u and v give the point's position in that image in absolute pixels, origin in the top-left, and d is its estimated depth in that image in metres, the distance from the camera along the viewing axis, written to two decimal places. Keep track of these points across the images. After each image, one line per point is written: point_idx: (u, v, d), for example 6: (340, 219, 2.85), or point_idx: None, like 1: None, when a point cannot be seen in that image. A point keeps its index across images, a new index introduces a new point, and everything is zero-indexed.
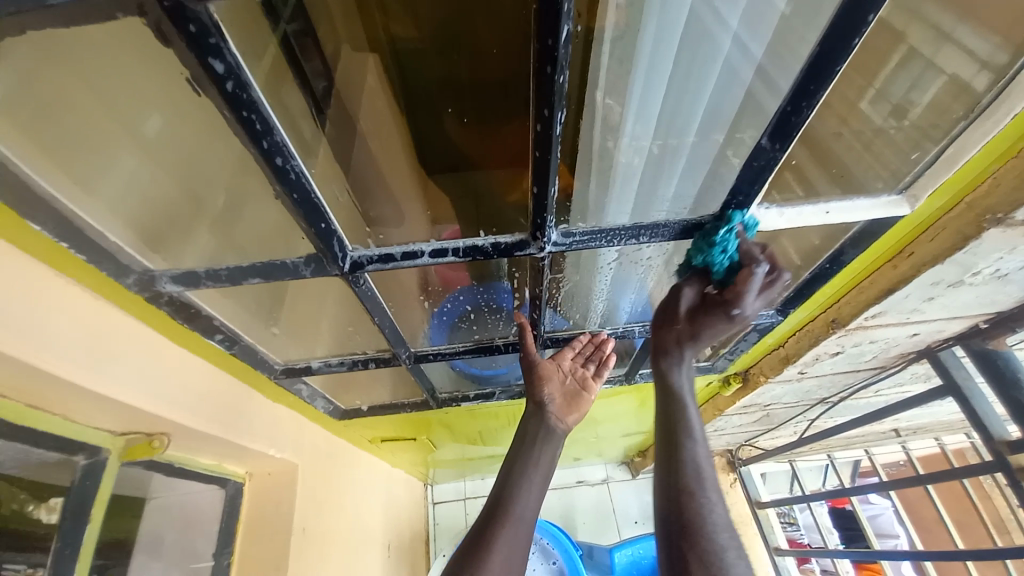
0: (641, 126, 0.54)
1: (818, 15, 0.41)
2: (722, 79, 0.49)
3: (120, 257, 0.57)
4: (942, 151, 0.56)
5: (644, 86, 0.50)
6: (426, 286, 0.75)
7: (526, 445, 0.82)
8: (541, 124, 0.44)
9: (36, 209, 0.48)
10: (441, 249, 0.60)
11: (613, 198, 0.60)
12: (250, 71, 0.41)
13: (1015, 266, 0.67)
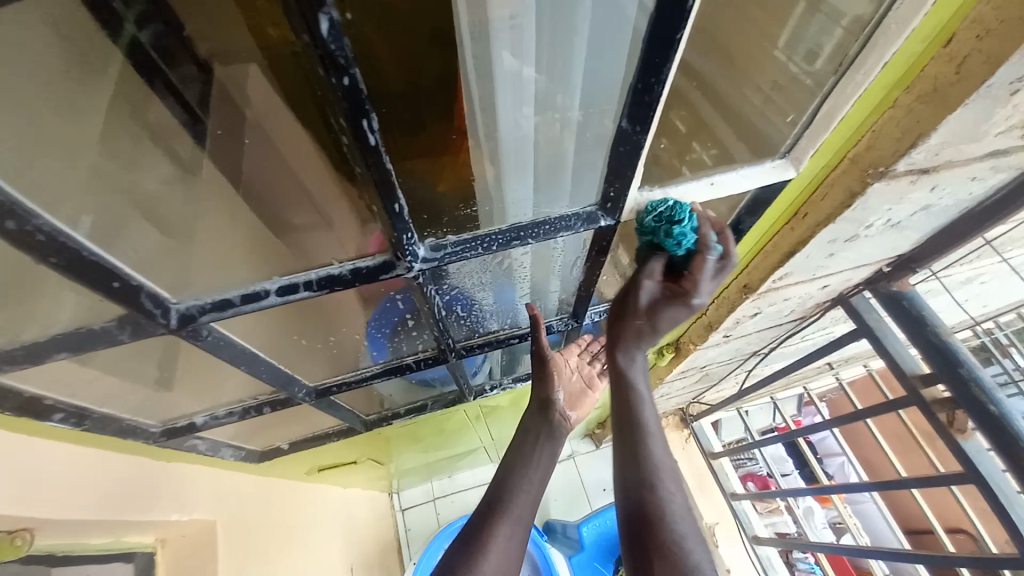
0: (523, 90, 0.41)
1: None
2: (605, 14, 0.36)
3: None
4: (817, 112, 0.52)
5: (512, 35, 0.37)
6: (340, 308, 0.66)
7: (523, 447, 0.88)
8: (348, 137, 0.35)
9: None
10: (288, 285, 0.51)
11: (512, 183, 0.50)
12: None
13: (906, 215, 0.67)
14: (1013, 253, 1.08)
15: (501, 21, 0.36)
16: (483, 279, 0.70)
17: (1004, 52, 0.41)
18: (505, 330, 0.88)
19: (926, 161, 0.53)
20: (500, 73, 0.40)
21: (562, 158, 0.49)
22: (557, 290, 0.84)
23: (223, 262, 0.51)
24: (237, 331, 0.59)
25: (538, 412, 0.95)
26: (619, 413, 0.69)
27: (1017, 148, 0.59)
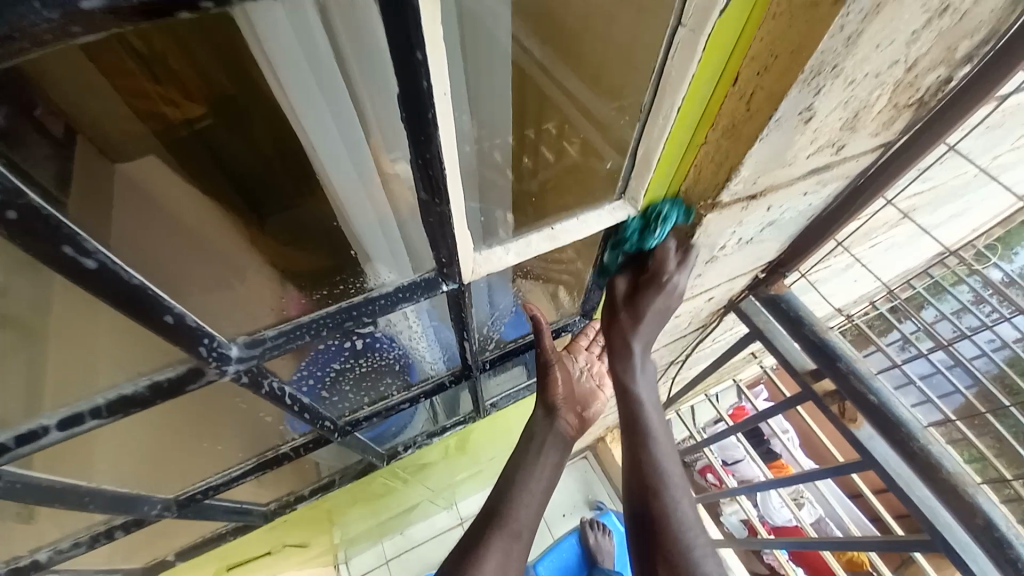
0: (355, 150, 0.43)
1: (381, 41, 0.31)
2: (383, 96, 0.37)
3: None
4: (634, 156, 0.53)
5: (327, 104, 0.39)
6: (179, 422, 0.60)
7: (529, 449, 0.82)
8: (58, 263, 0.31)
9: None
10: (71, 416, 0.44)
11: (377, 242, 0.52)
12: None
13: (755, 231, 0.69)
14: (871, 241, 1.19)
15: (310, 99, 0.38)
16: (354, 349, 0.65)
17: (780, 89, 0.42)
18: (409, 397, 0.83)
19: (748, 189, 0.55)
20: (308, 138, 0.41)
21: (409, 216, 0.48)
22: (444, 355, 0.81)
23: (86, 362, 0.43)
24: (36, 467, 0.50)
25: (548, 420, 0.86)
26: (632, 461, 0.73)
27: (836, 163, 0.63)
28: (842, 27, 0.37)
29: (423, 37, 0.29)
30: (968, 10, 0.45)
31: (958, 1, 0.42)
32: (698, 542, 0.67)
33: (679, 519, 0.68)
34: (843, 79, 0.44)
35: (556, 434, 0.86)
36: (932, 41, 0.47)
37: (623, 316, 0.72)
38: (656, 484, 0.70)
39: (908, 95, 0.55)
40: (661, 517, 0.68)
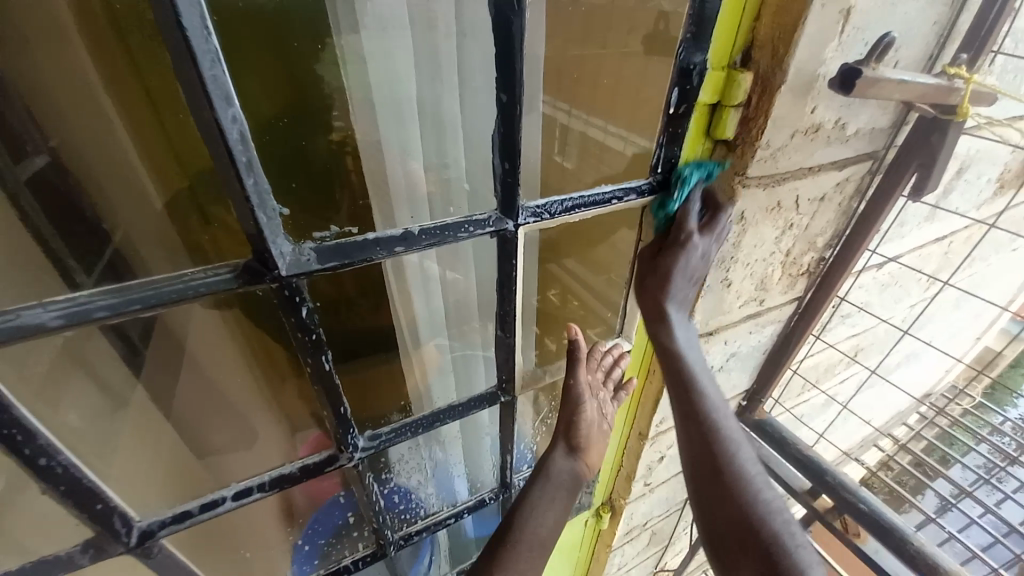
0: (434, 309, 0.74)
1: (490, 257, 0.64)
2: (479, 277, 0.69)
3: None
4: (624, 309, 0.82)
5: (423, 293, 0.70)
6: (281, 509, 0.80)
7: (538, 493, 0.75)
8: (311, 365, 0.56)
9: None
10: (244, 489, 0.62)
11: (436, 371, 0.80)
12: (18, 395, 0.46)
13: (723, 360, 0.94)
14: (835, 378, 1.42)
15: (411, 291, 0.69)
16: (412, 450, 0.90)
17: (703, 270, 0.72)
18: (455, 518, 0.96)
19: (704, 327, 0.82)
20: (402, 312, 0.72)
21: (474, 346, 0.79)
22: (474, 469, 1.02)
23: (137, 489, 0.61)
24: (179, 543, 0.66)
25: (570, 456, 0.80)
26: (692, 448, 0.68)
27: (766, 310, 0.92)
28: (727, 239, 0.68)
29: (516, 253, 0.61)
30: (805, 226, 0.78)
31: (796, 222, 0.76)
32: (769, 502, 0.64)
33: (758, 498, 0.64)
34: (742, 262, 0.75)
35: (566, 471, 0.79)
36: (792, 241, 0.79)
37: (695, 245, 0.62)
38: (722, 466, 0.66)
39: (796, 268, 0.87)
40: (728, 500, 0.65)
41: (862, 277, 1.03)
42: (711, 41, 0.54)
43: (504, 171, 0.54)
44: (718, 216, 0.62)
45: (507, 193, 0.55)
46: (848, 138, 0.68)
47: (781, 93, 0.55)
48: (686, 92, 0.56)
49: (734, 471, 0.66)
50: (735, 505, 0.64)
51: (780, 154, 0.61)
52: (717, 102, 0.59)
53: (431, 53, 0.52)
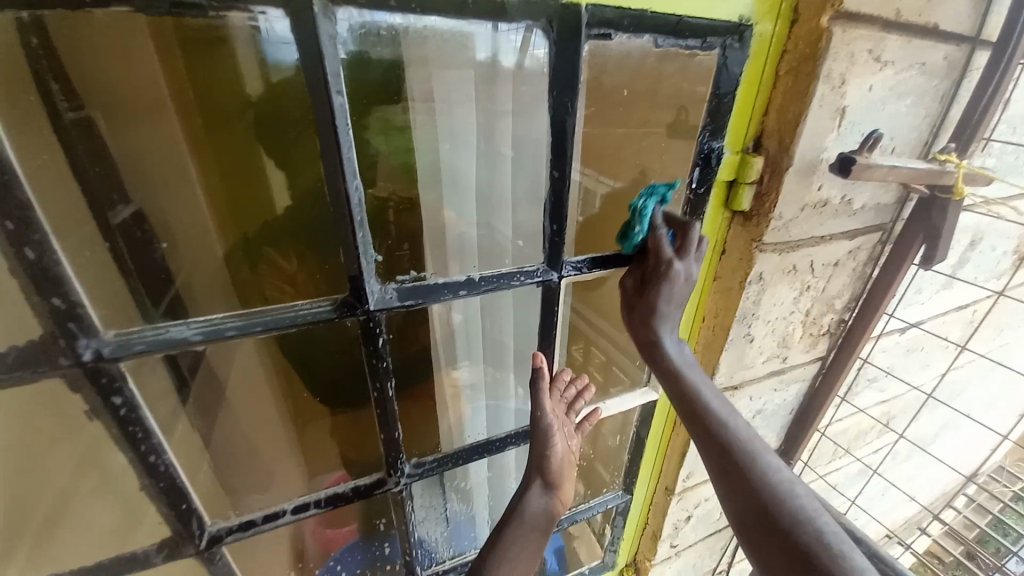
0: (473, 355, 0.82)
1: (533, 306, 0.72)
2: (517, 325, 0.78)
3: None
4: (651, 360, 0.88)
5: (465, 342, 0.79)
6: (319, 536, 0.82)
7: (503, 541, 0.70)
8: (376, 392, 0.65)
9: None
10: (303, 503, 0.68)
11: (473, 413, 0.87)
12: (147, 402, 0.54)
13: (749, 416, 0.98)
14: (869, 447, 1.39)
15: (456, 341, 0.78)
16: (447, 487, 0.92)
17: (723, 325, 0.79)
18: None
19: (728, 382, 0.87)
20: (443, 362, 0.79)
21: (507, 387, 0.88)
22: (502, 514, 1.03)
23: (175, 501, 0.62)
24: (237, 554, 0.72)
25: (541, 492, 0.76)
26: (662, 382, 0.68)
27: (788, 368, 0.96)
28: (748, 297, 0.75)
29: (558, 300, 0.70)
30: (821, 289, 0.85)
31: (812, 285, 0.83)
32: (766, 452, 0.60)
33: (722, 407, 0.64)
34: (763, 319, 0.81)
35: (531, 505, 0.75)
36: (810, 302, 0.86)
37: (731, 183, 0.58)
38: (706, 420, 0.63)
39: (815, 329, 0.92)
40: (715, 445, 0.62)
41: (883, 341, 1.07)
42: (727, 130, 0.64)
43: (552, 232, 0.63)
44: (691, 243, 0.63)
45: (553, 249, 0.65)
46: (854, 212, 0.77)
47: (788, 175, 0.65)
48: (706, 173, 0.66)
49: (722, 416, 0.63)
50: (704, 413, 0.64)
51: (790, 224, 0.70)
52: (734, 179, 0.68)
53: (490, 122, 0.61)
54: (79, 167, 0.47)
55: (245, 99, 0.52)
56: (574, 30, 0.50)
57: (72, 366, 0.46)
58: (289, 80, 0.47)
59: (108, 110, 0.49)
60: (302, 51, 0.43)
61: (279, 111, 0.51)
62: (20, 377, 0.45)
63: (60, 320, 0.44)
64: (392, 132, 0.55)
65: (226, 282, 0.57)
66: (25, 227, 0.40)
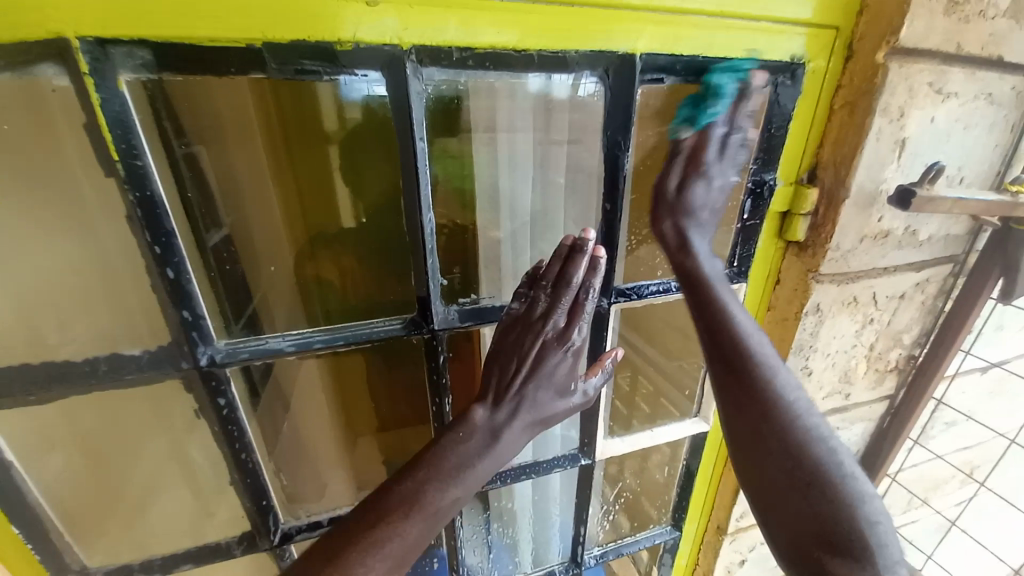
0: None
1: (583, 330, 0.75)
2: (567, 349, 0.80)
3: (64, 555, 0.61)
4: (702, 390, 0.87)
5: None
6: None
7: (434, 489, 0.52)
8: (435, 407, 0.69)
9: (24, 515, 0.57)
10: None
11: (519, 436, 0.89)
12: (242, 405, 0.60)
13: None
14: (948, 498, 1.27)
15: None
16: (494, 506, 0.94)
17: (779, 355, 0.77)
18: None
19: None
20: None
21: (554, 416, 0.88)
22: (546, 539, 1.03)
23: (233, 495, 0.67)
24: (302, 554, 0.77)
25: (485, 441, 0.56)
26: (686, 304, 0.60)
27: (851, 406, 0.92)
28: (805, 329, 0.73)
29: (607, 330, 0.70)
30: (886, 322, 0.82)
31: (876, 317, 0.80)
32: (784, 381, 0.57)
33: (775, 384, 0.56)
34: (822, 351, 0.78)
35: (493, 432, 0.57)
36: (874, 335, 0.82)
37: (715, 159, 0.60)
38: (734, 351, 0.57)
39: (881, 364, 0.88)
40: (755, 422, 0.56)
41: (961, 380, 1.00)
42: (779, 162, 0.65)
43: (603, 261, 0.64)
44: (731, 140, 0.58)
45: (605, 278, 0.66)
46: (920, 243, 0.75)
47: (845, 206, 0.65)
48: (759, 205, 0.67)
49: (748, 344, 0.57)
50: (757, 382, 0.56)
51: (850, 255, 0.69)
52: (788, 210, 0.68)
53: (546, 149, 0.63)
54: (188, 203, 0.50)
55: (325, 135, 0.55)
56: (629, 76, 0.53)
57: (189, 367, 0.53)
58: (374, 113, 0.51)
59: (201, 137, 0.51)
60: (394, 102, 0.48)
61: (361, 138, 0.54)
62: (148, 375, 0.52)
63: (185, 330, 0.51)
64: (448, 159, 0.58)
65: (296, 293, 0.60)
66: (168, 250, 0.47)
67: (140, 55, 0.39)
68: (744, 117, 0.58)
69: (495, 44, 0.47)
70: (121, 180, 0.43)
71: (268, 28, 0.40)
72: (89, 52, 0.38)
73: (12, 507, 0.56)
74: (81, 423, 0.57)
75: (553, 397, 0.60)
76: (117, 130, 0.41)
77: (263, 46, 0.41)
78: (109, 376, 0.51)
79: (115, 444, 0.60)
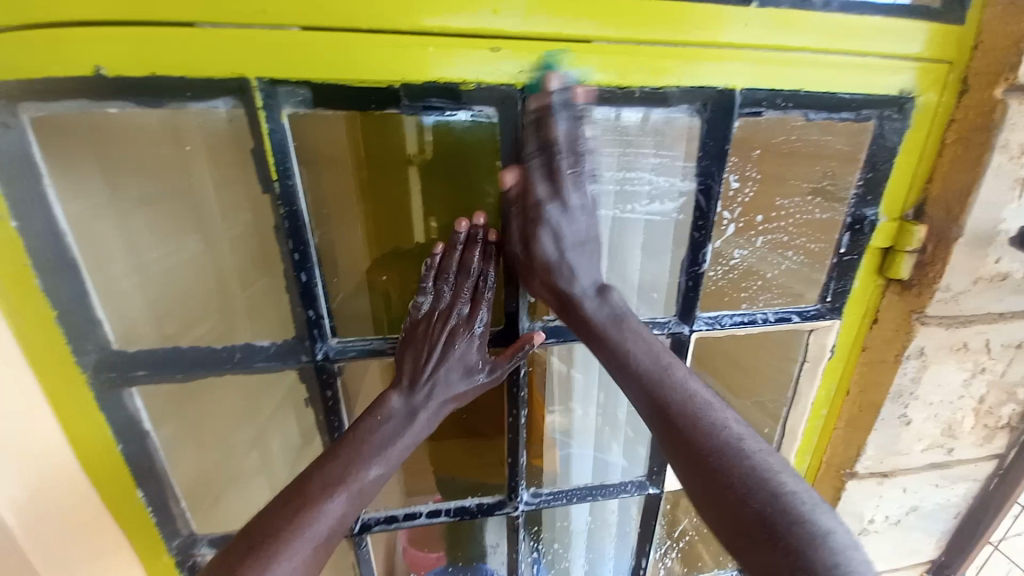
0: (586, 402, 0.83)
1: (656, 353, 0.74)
2: None
3: (178, 523, 0.66)
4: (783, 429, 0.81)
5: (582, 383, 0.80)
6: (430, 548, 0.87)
7: (358, 468, 0.54)
8: (512, 417, 0.72)
9: (149, 480, 0.63)
10: (437, 509, 0.75)
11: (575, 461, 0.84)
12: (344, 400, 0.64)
13: (900, 512, 0.86)
14: None
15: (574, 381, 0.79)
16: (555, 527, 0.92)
17: (876, 399, 0.72)
18: None
19: (877, 467, 0.78)
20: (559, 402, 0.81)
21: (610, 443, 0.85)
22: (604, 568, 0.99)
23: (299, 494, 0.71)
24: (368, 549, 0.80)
25: (401, 421, 0.58)
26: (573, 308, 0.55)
27: (954, 462, 0.84)
28: (905, 373, 0.69)
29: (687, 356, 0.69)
30: (1000, 372, 0.74)
31: (987, 366, 0.73)
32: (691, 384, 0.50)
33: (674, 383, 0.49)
34: (923, 399, 0.73)
35: (412, 412, 0.59)
36: (983, 387, 0.75)
37: None
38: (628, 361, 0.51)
39: (990, 419, 0.80)
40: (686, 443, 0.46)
41: None
42: (881, 197, 0.63)
43: (687, 287, 0.63)
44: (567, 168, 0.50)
45: (687, 305, 0.64)
46: None
47: (957, 245, 0.61)
48: (857, 240, 0.65)
49: (643, 356, 0.51)
50: (687, 429, 0.46)
51: (961, 297, 0.65)
52: (890, 246, 0.65)
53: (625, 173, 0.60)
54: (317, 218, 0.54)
55: (405, 158, 0.54)
56: (727, 111, 0.54)
57: (306, 360, 0.58)
58: (483, 138, 0.53)
59: (312, 161, 0.51)
60: (505, 133, 0.51)
61: (447, 163, 0.55)
62: (273, 362, 0.58)
63: (308, 327, 0.57)
64: None
65: (370, 309, 0.60)
66: (304, 257, 0.53)
67: (300, 93, 0.45)
68: (567, 129, 0.48)
69: (600, 81, 0.50)
70: (274, 196, 0.49)
71: (406, 71, 0.46)
72: (263, 89, 0.45)
73: (142, 473, 0.62)
74: (190, 403, 0.62)
75: (463, 376, 0.60)
76: (277, 156, 0.47)
77: (401, 85, 0.46)
78: (243, 361, 0.58)
79: (213, 426, 0.65)
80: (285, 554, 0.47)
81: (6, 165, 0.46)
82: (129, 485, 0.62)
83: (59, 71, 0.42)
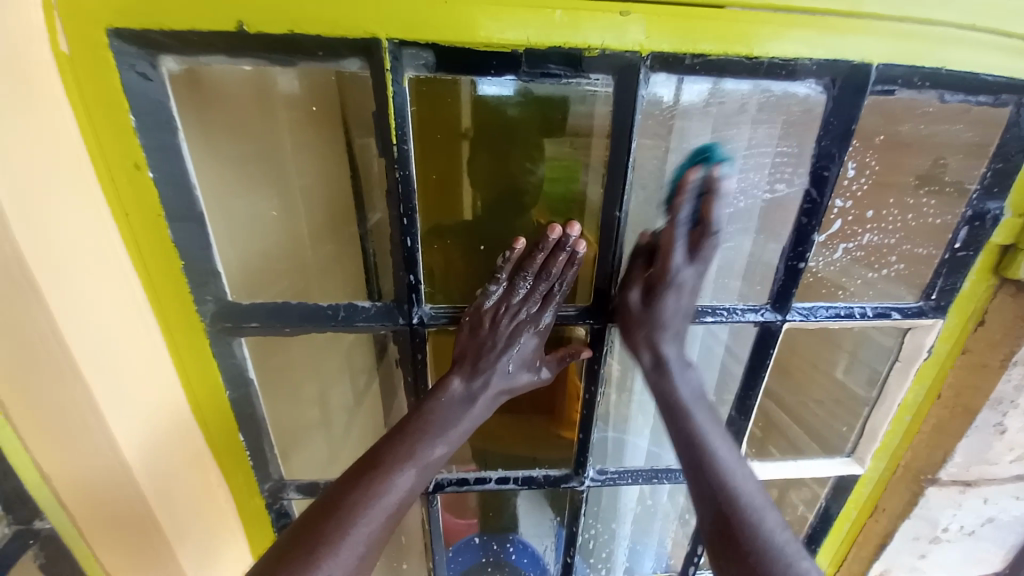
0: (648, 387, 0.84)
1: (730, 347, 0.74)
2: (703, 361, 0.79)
3: (269, 467, 0.71)
4: (861, 429, 0.78)
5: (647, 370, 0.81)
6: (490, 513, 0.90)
7: (423, 445, 0.56)
8: (588, 394, 0.72)
9: (249, 425, 0.67)
10: (506, 475, 0.78)
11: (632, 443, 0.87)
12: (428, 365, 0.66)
13: (975, 522, 0.82)
14: None
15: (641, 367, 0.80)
16: (610, 503, 0.93)
17: (972, 404, 0.68)
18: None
19: (961, 475, 0.74)
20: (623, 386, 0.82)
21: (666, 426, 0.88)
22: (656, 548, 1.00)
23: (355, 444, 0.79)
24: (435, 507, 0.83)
25: (462, 405, 0.59)
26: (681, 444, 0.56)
27: None
28: (1010, 380, 0.65)
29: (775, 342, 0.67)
30: None
31: None
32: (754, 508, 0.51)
33: (751, 513, 0.51)
34: None
35: (470, 397, 0.60)
36: None
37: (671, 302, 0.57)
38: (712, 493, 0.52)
39: None
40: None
41: None
42: (1010, 191, 0.58)
43: (787, 272, 0.61)
44: (707, 236, 0.53)
45: (784, 291, 0.62)
46: None
47: None
48: (976, 235, 0.60)
49: (727, 479, 0.53)
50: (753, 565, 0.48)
51: None
52: (1011, 244, 0.61)
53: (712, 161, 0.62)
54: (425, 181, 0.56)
55: (460, 132, 0.56)
56: (859, 87, 0.51)
57: (403, 323, 0.60)
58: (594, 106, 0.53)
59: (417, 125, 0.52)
60: (618, 105, 0.51)
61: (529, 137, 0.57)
62: (372, 323, 0.60)
63: (408, 290, 0.58)
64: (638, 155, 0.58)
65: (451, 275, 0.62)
66: (412, 222, 0.54)
67: (424, 57, 0.46)
68: (719, 212, 0.52)
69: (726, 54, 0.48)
70: (392, 160, 0.50)
71: (533, 35, 0.45)
72: (392, 51, 0.45)
73: (244, 417, 0.67)
74: (269, 355, 0.67)
75: (521, 369, 0.62)
76: (397, 118, 0.48)
77: (524, 50, 0.46)
78: (344, 320, 0.60)
79: (289, 377, 0.72)
80: (358, 523, 0.49)
81: (147, 118, 0.48)
82: (231, 428, 0.67)
83: (203, 26, 0.44)
